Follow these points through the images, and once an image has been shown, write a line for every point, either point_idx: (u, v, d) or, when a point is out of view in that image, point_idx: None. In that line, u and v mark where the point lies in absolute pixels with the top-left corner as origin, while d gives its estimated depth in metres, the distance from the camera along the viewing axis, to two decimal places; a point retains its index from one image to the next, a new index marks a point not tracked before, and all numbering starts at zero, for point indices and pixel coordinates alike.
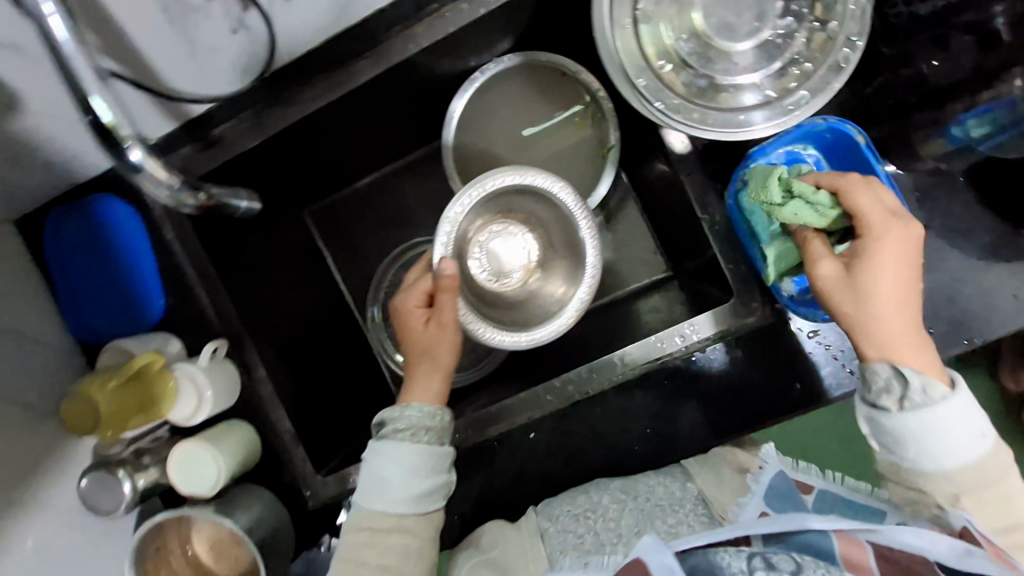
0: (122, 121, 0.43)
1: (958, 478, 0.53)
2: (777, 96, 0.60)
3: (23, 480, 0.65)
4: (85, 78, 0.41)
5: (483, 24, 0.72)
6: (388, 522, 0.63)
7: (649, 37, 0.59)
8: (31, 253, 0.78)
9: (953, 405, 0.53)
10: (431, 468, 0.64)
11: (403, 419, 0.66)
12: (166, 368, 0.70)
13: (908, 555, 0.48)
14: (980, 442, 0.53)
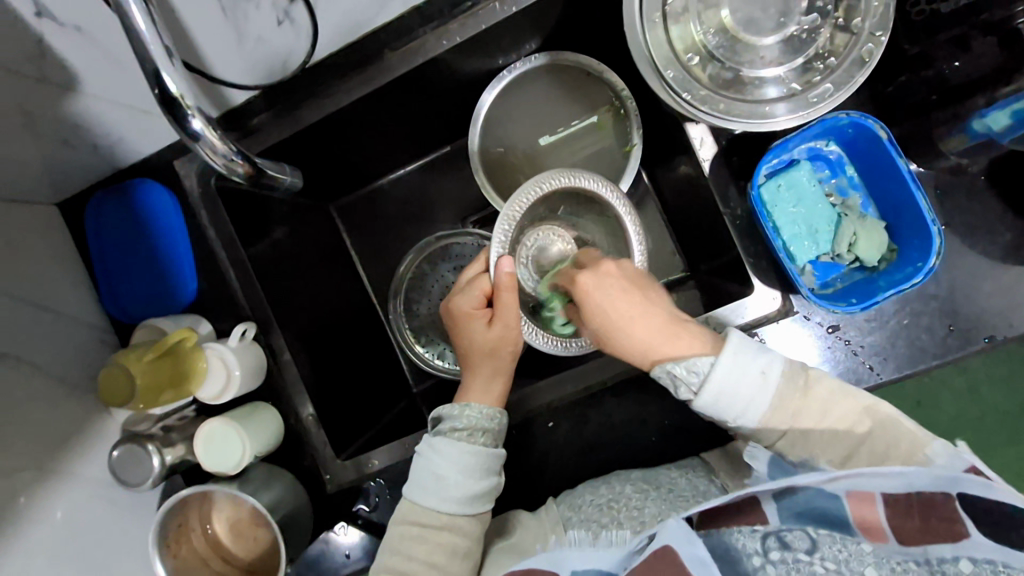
0: (187, 93, 0.45)
1: (767, 416, 0.58)
2: (801, 89, 0.61)
3: (56, 450, 0.67)
4: (156, 52, 0.43)
5: (513, 24, 0.74)
6: (439, 518, 0.64)
7: (678, 33, 0.62)
8: (71, 234, 0.81)
9: (717, 374, 0.57)
10: (485, 470, 0.66)
11: (461, 418, 0.68)
12: (198, 346, 0.73)
13: (923, 499, 0.45)
14: (762, 382, 0.58)
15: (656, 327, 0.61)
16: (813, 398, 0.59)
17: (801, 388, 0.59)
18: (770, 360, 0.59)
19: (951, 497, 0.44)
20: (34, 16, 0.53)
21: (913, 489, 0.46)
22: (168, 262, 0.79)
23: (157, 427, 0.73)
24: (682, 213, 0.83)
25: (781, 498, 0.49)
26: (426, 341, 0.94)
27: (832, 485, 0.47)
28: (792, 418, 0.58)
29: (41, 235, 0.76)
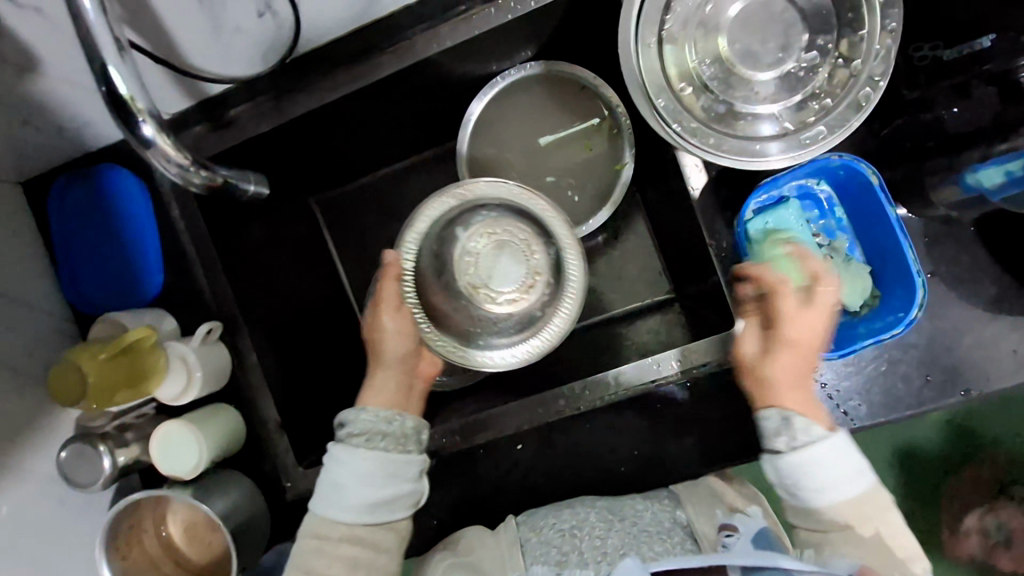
0: (136, 94, 0.43)
1: (802, 472, 0.57)
2: (793, 129, 0.60)
3: (2, 444, 0.64)
4: (105, 51, 0.41)
5: (507, 32, 0.72)
6: (339, 530, 0.62)
7: (672, 58, 0.60)
8: (32, 215, 0.77)
9: (818, 450, 0.56)
10: (387, 476, 0.63)
11: (358, 423, 0.65)
12: (157, 345, 0.69)
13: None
14: (857, 473, 0.57)
15: (801, 367, 0.61)
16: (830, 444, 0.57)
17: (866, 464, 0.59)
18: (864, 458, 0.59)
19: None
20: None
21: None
22: (134, 253, 0.76)
23: (113, 424, 0.71)
24: (672, 237, 0.81)
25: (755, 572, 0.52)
26: None
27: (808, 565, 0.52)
28: (805, 469, 0.57)
29: (3, 218, 0.73)
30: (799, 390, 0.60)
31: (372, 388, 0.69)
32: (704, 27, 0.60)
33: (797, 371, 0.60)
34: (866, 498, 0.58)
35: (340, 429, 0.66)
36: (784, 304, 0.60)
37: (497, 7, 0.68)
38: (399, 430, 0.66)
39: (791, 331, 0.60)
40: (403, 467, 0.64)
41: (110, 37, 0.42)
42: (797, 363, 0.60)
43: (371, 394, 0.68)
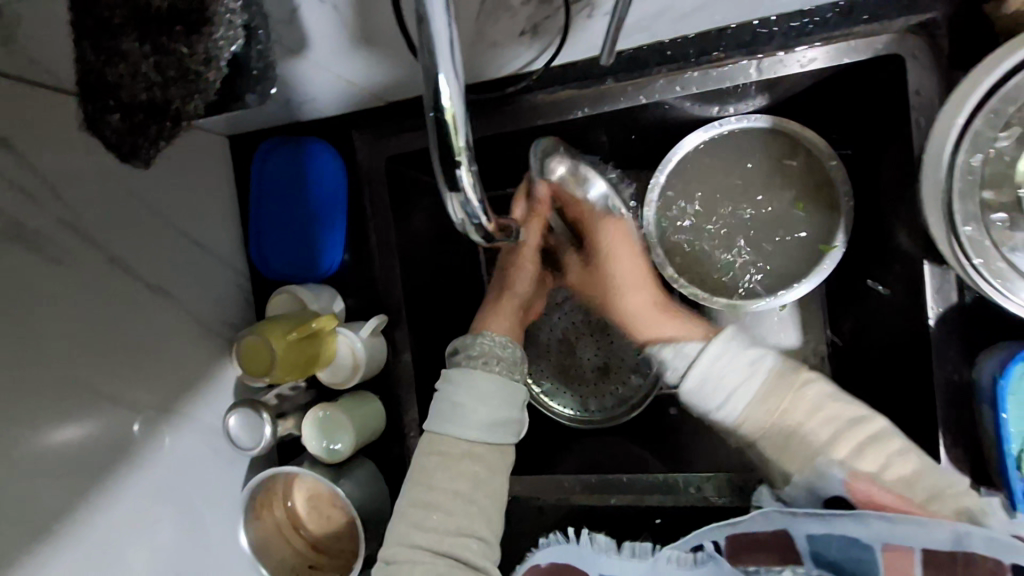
0: (461, 131, 0.35)
1: (795, 445, 0.55)
2: None
3: (179, 390, 0.67)
4: (444, 60, 0.34)
5: (754, 88, 0.65)
6: (463, 447, 0.60)
7: (1002, 162, 0.47)
8: (235, 170, 0.81)
9: (702, 361, 0.60)
10: (502, 399, 0.62)
11: (476, 347, 0.66)
12: (332, 330, 0.71)
13: (969, 559, 0.44)
14: (749, 371, 0.58)
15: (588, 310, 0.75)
16: (790, 411, 0.56)
17: (789, 388, 0.57)
18: (760, 356, 0.59)
19: (1002, 567, 0.43)
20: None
21: (959, 548, 0.44)
22: (319, 228, 0.77)
23: (271, 395, 0.73)
24: (860, 338, 0.71)
25: (819, 540, 0.47)
26: (536, 373, 0.85)
27: (867, 530, 0.46)
28: (774, 427, 0.56)
29: (209, 172, 0.76)
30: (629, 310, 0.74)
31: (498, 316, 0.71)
32: None
33: (650, 307, 0.72)
34: (778, 395, 0.57)
35: (454, 354, 0.67)
36: (626, 248, 0.75)
37: (757, 61, 0.62)
38: (511, 356, 0.67)
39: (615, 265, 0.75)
40: (516, 390, 0.63)
41: (451, 45, 0.34)
42: (646, 300, 0.73)
43: (496, 321, 0.71)
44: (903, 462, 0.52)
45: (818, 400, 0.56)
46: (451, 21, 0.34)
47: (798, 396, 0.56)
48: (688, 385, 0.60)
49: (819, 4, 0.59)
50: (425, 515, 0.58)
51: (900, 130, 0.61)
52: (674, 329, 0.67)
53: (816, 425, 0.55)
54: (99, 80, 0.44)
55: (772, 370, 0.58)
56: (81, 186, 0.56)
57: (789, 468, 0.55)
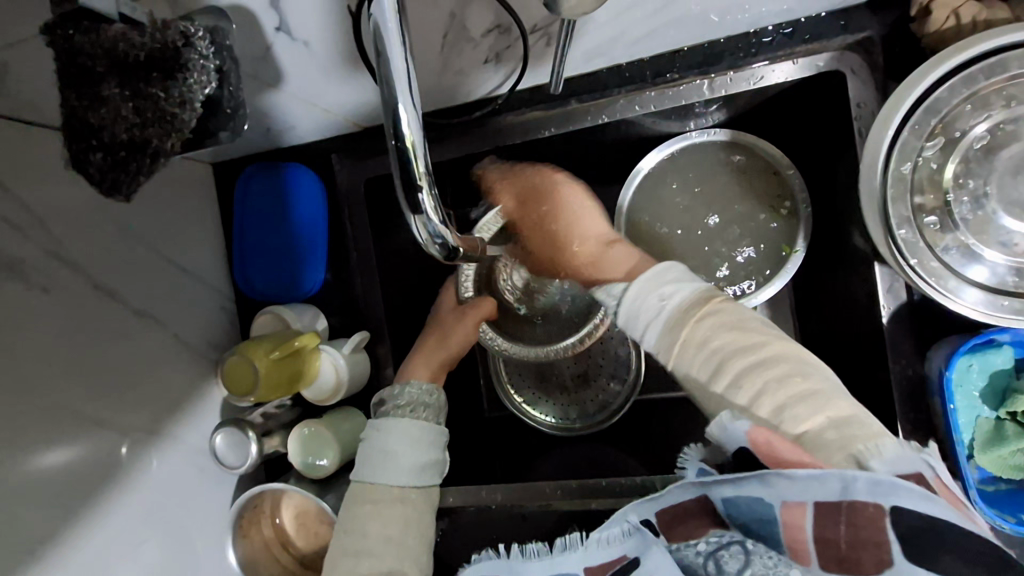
0: (420, 158, 0.38)
1: (695, 379, 0.54)
2: (1014, 287, 0.50)
3: (166, 413, 0.69)
4: (402, 93, 0.37)
5: (709, 104, 0.69)
6: (392, 493, 0.64)
7: (929, 170, 0.51)
8: (218, 197, 0.84)
9: (629, 292, 0.60)
10: (429, 442, 0.68)
11: (403, 396, 0.71)
12: (315, 348, 0.73)
13: (853, 507, 0.41)
14: (660, 306, 0.57)
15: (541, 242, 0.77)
16: (690, 339, 0.55)
17: (691, 320, 0.55)
18: (677, 287, 0.58)
19: (882, 512, 0.40)
20: (273, 29, 0.53)
21: (845, 498, 0.41)
22: (301, 250, 0.79)
23: (257, 414, 0.75)
24: (823, 340, 0.74)
25: (730, 502, 0.46)
26: (517, 383, 0.87)
27: (765, 489, 0.44)
28: (675, 357, 0.56)
29: (191, 197, 0.78)
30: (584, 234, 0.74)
31: (420, 364, 0.76)
32: (982, 147, 0.50)
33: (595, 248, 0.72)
34: (681, 326, 0.55)
35: (381, 405, 0.72)
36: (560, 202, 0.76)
37: (710, 80, 0.65)
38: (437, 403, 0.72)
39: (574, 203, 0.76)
40: (438, 435, 0.69)
41: (409, 79, 0.37)
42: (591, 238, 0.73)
43: (420, 368, 0.76)
44: (792, 384, 0.50)
45: (714, 331, 0.54)
46: (409, 57, 0.37)
47: (697, 323, 0.55)
48: (620, 318, 0.61)
49: (764, 26, 0.63)
50: (355, 561, 0.61)
51: (846, 141, 0.65)
52: (613, 267, 0.68)
53: (709, 353, 0.53)
54: (82, 124, 0.45)
55: (682, 302, 0.57)
56: (68, 217, 0.58)
57: (703, 403, 0.55)
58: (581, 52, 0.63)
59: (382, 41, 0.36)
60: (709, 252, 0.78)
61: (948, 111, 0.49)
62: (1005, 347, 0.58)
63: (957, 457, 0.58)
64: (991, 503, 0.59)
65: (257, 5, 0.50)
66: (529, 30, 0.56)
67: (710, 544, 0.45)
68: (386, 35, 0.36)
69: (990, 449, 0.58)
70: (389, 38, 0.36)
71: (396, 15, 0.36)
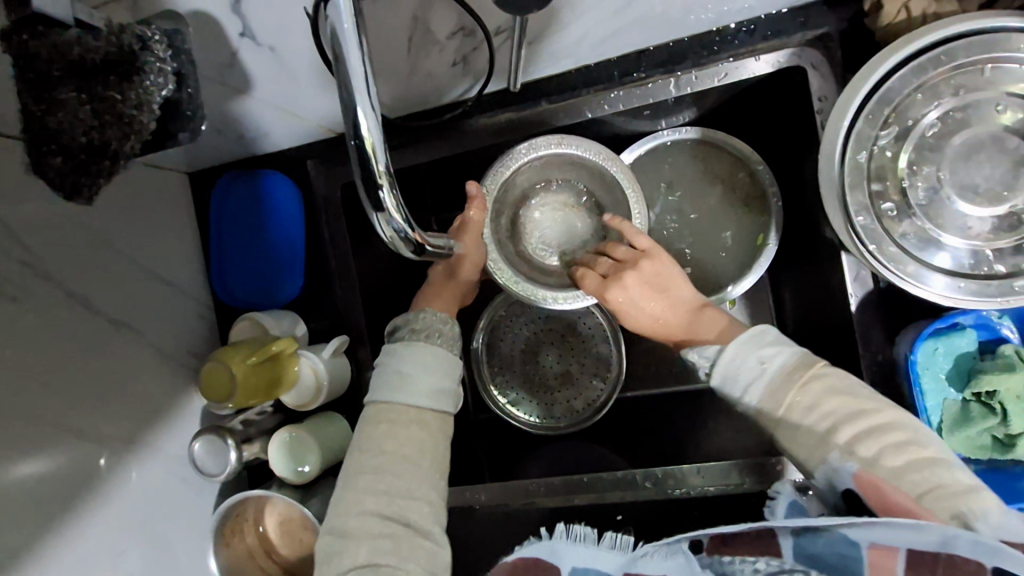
0: (379, 156, 0.39)
1: (802, 437, 0.54)
2: (971, 270, 0.51)
3: (145, 423, 0.69)
4: (358, 93, 0.37)
5: (677, 102, 0.70)
6: (409, 414, 0.62)
7: (886, 158, 0.52)
8: (196, 206, 0.84)
9: (722, 359, 0.59)
10: (448, 369, 0.64)
11: (419, 320, 0.67)
12: (295, 353, 0.73)
13: (952, 561, 0.42)
14: (760, 369, 0.57)
15: (665, 315, 0.66)
16: (796, 404, 0.55)
17: (796, 384, 0.55)
18: (777, 349, 0.57)
19: (982, 569, 0.41)
20: (238, 35, 0.54)
21: (945, 550, 0.42)
22: (279, 257, 0.79)
23: (238, 421, 0.75)
24: (797, 331, 0.75)
25: (807, 538, 0.45)
26: (501, 384, 0.87)
27: (856, 530, 0.44)
28: (779, 416, 0.55)
29: (168, 207, 0.78)
30: (653, 319, 0.66)
31: (437, 295, 0.72)
32: (935, 135, 0.52)
33: (675, 322, 0.65)
34: (796, 377, 0.56)
35: (396, 330, 0.68)
36: (651, 269, 0.66)
37: (677, 78, 0.67)
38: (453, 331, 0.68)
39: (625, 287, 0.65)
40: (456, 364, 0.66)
41: (365, 79, 0.37)
42: (659, 318, 0.66)
43: (438, 300, 0.71)
44: (908, 453, 0.50)
45: (827, 394, 0.54)
46: (365, 58, 0.38)
47: (813, 379, 0.55)
48: (715, 378, 0.59)
49: (726, 24, 0.64)
50: (374, 480, 0.59)
51: (811, 134, 0.66)
52: (702, 333, 0.63)
53: (817, 417, 0.54)
54: (41, 129, 0.44)
55: (786, 363, 0.56)
56: (40, 229, 0.58)
57: (798, 451, 0.55)
58: (547, 54, 0.64)
59: (338, 42, 0.37)
60: (683, 248, 0.79)
61: (900, 101, 0.50)
62: (969, 329, 0.60)
63: None
64: None
65: (217, 11, 0.51)
66: (494, 31, 0.57)
67: (772, 565, 0.44)
68: (342, 37, 0.37)
69: (959, 430, 0.59)
70: (343, 39, 0.37)
71: (350, 17, 0.37)
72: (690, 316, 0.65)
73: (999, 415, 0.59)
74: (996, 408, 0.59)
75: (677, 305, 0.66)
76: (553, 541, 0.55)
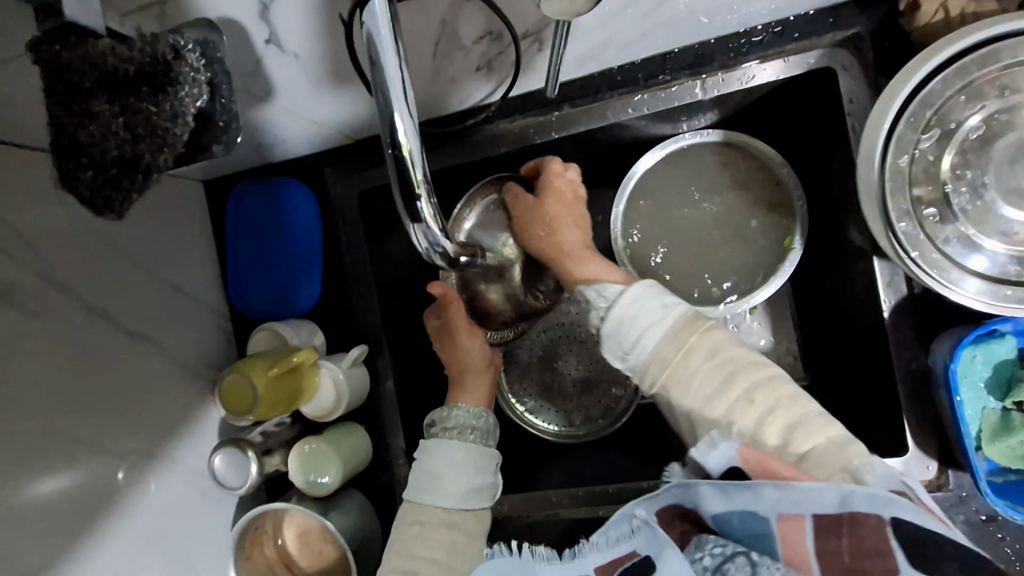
0: (418, 167, 0.38)
1: (688, 399, 0.53)
2: (1016, 276, 0.50)
3: (164, 435, 0.68)
4: (398, 102, 0.36)
5: (701, 104, 0.69)
6: (439, 516, 0.63)
7: (926, 162, 0.51)
8: (210, 213, 0.83)
9: (623, 299, 0.58)
10: (479, 465, 0.66)
11: (449, 419, 0.70)
12: (314, 364, 0.72)
13: (854, 520, 0.39)
14: (662, 314, 0.56)
15: (564, 227, 0.69)
16: (697, 346, 0.54)
17: (699, 329, 0.55)
18: (675, 302, 0.57)
19: (884, 522, 0.38)
20: (263, 41, 0.53)
21: (845, 509, 0.40)
22: (296, 264, 0.78)
23: (256, 432, 0.74)
24: (824, 336, 0.74)
25: (722, 517, 0.43)
26: (518, 391, 0.86)
27: (761, 502, 0.41)
28: (672, 363, 0.54)
29: (183, 215, 0.77)
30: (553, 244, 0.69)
31: (466, 390, 0.73)
32: (976, 139, 0.50)
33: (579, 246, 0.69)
34: (684, 334, 0.55)
35: (431, 427, 0.71)
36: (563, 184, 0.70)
37: (703, 81, 0.66)
38: (485, 425, 0.71)
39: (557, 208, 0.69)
40: (488, 457, 0.67)
41: (405, 87, 0.36)
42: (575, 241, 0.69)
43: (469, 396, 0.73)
44: (817, 424, 0.50)
45: (715, 343, 0.54)
46: (404, 66, 0.37)
47: (702, 337, 0.55)
48: (608, 325, 0.58)
49: (752, 26, 0.63)
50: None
51: (840, 135, 0.65)
52: (596, 270, 0.65)
53: (701, 379, 0.53)
54: (70, 141, 0.43)
55: (684, 312, 0.56)
56: (59, 241, 0.57)
57: (685, 400, 0.54)
58: (572, 57, 0.63)
59: (376, 49, 0.36)
60: (705, 253, 0.78)
61: (942, 103, 0.49)
62: (1009, 338, 0.58)
63: (971, 452, 0.57)
64: (999, 493, 0.59)
65: (246, 16, 0.50)
66: (521, 35, 0.56)
67: (716, 557, 0.40)
68: (381, 45, 0.36)
69: (1002, 442, 0.58)
70: (383, 47, 0.36)
71: (389, 23, 0.36)
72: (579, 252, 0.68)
73: None
74: None
75: (576, 223, 0.70)
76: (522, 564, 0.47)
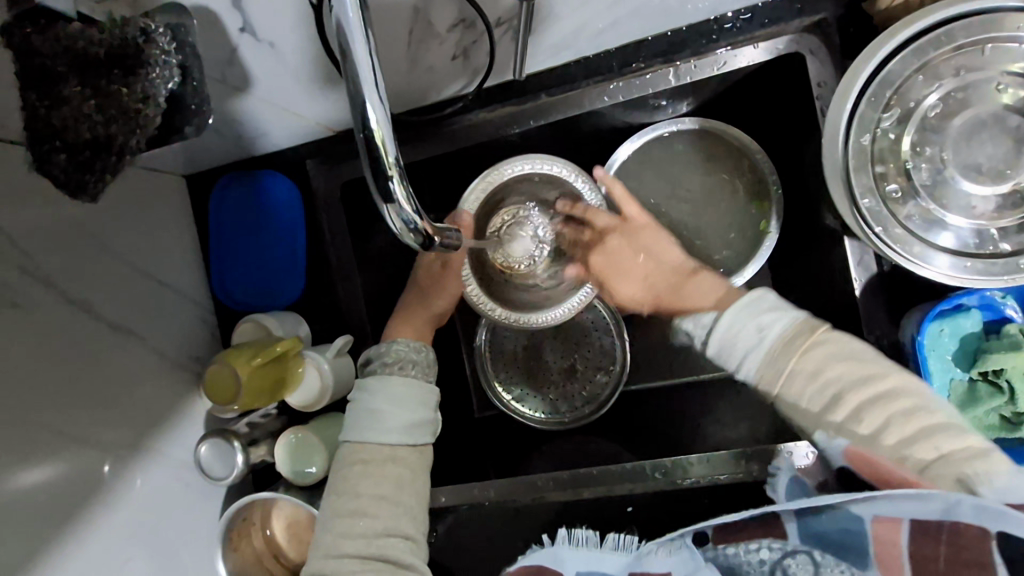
0: (388, 146, 0.39)
1: (804, 409, 0.54)
2: (976, 248, 0.52)
3: (149, 428, 0.68)
4: (366, 85, 0.37)
5: (676, 91, 0.70)
6: (384, 452, 0.62)
7: (888, 141, 0.52)
8: (194, 209, 0.83)
9: (718, 328, 0.58)
10: (419, 401, 0.64)
11: (388, 354, 0.67)
12: (299, 354, 0.73)
13: (955, 528, 0.42)
14: (759, 336, 0.56)
15: (662, 278, 0.73)
16: (800, 367, 0.54)
17: (798, 350, 0.54)
18: (774, 317, 0.56)
19: (987, 534, 0.41)
20: (238, 30, 0.53)
21: (948, 517, 0.42)
22: (281, 257, 0.79)
23: (242, 423, 0.75)
24: None
25: (806, 517, 0.47)
26: (504, 380, 0.86)
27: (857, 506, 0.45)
28: (780, 388, 0.54)
29: (166, 210, 0.77)
30: (646, 288, 0.74)
31: (409, 322, 0.73)
32: (936, 117, 0.52)
33: (653, 294, 0.73)
34: (795, 346, 0.55)
35: (368, 364, 0.68)
36: (614, 245, 0.74)
37: (676, 68, 0.67)
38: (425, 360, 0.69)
39: (591, 250, 0.74)
40: (431, 394, 0.66)
41: (373, 71, 0.37)
42: (652, 290, 0.74)
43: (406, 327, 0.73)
44: (927, 420, 0.50)
45: (829, 361, 0.53)
46: (371, 50, 0.38)
47: (813, 345, 0.54)
48: (711, 347, 0.59)
49: (724, 13, 0.64)
50: (351, 523, 0.60)
51: (810, 118, 0.66)
52: (688, 301, 0.66)
53: (818, 389, 0.53)
54: (43, 126, 0.45)
55: (782, 334, 0.55)
56: (40, 235, 0.57)
57: (803, 420, 0.54)
58: (548, 46, 0.64)
59: (343, 34, 0.37)
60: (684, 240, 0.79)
61: (902, 82, 0.51)
62: (972, 310, 0.60)
63: None
64: None
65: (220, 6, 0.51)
66: (494, 23, 0.58)
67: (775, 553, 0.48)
68: (348, 29, 0.37)
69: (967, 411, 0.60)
70: (350, 32, 0.37)
71: (355, 10, 0.37)
72: (669, 278, 0.72)
73: (1003, 395, 0.59)
74: (1004, 386, 0.60)
75: (665, 270, 0.73)
76: (553, 546, 0.57)
